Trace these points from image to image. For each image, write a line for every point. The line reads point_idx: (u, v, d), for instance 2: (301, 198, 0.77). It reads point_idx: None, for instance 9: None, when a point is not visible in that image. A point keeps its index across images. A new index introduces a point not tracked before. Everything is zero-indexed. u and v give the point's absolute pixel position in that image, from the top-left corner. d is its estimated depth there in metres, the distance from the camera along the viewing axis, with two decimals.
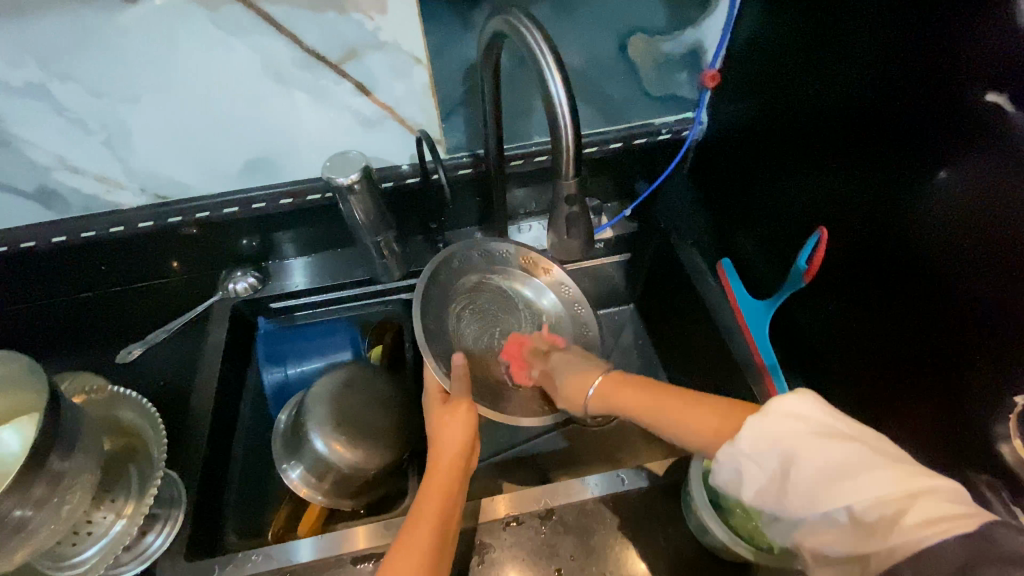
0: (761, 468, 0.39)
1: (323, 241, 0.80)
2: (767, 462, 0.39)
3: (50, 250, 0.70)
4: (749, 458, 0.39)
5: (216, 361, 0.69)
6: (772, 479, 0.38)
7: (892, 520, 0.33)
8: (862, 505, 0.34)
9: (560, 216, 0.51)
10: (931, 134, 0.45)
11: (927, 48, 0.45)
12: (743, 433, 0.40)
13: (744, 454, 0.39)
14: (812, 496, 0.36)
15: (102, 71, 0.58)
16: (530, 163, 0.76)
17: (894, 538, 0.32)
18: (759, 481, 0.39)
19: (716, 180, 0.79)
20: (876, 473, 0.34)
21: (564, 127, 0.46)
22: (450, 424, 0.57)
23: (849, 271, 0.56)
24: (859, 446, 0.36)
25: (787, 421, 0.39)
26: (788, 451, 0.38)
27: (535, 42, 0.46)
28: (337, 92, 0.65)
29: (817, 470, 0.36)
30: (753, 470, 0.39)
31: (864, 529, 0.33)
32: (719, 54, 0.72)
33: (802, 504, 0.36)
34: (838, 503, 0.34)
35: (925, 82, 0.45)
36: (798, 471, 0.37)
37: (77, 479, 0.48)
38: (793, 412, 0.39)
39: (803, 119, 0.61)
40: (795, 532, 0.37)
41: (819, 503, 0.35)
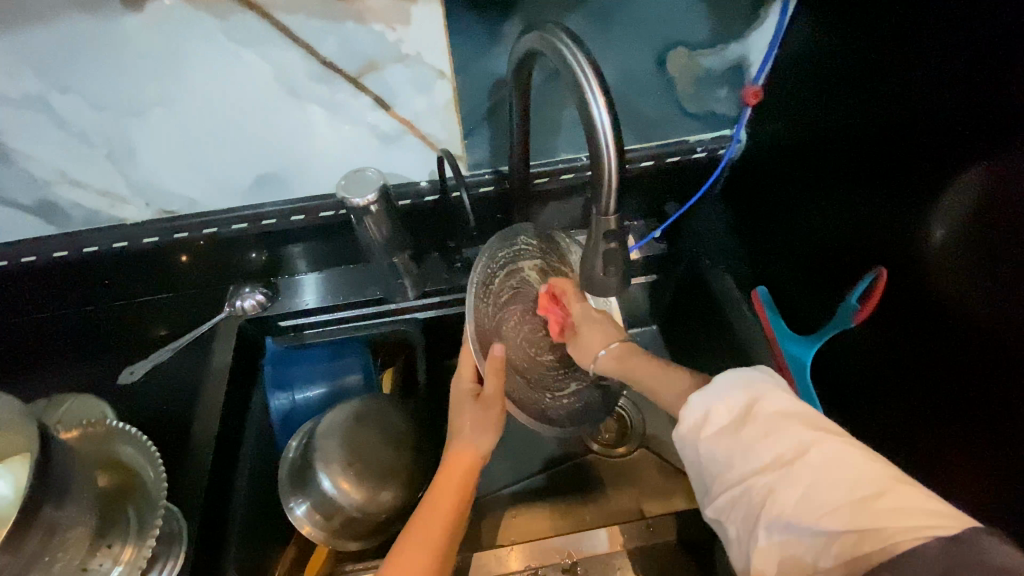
0: (726, 413, 0.40)
1: (336, 257, 0.76)
2: (733, 408, 0.40)
3: (51, 265, 0.67)
4: (717, 399, 0.41)
5: (221, 386, 0.66)
6: (732, 423, 0.39)
7: (863, 501, 0.32)
8: (820, 459, 0.34)
9: (596, 252, 0.47)
10: (961, 144, 0.43)
11: (994, 78, 0.41)
12: (721, 378, 0.42)
13: (711, 393, 0.42)
14: (770, 440, 0.37)
15: (105, 84, 0.54)
16: (557, 181, 0.72)
17: (860, 516, 0.31)
18: (721, 425, 0.40)
19: (752, 201, 0.74)
20: (846, 449, 0.35)
21: (607, 157, 0.42)
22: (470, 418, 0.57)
23: (901, 319, 0.52)
24: (830, 427, 0.37)
25: (771, 385, 0.41)
26: (755, 397, 0.40)
27: (578, 63, 0.42)
28: (354, 106, 0.60)
29: (783, 423, 0.38)
30: (720, 411, 0.40)
31: (818, 500, 0.33)
32: (762, 71, 0.67)
33: (755, 448, 0.37)
34: (800, 462, 0.35)
35: (989, 115, 0.41)
36: (763, 411, 0.39)
37: (72, 529, 0.44)
38: (765, 373, 0.42)
39: (847, 143, 0.56)
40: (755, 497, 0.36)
41: (775, 451, 0.36)
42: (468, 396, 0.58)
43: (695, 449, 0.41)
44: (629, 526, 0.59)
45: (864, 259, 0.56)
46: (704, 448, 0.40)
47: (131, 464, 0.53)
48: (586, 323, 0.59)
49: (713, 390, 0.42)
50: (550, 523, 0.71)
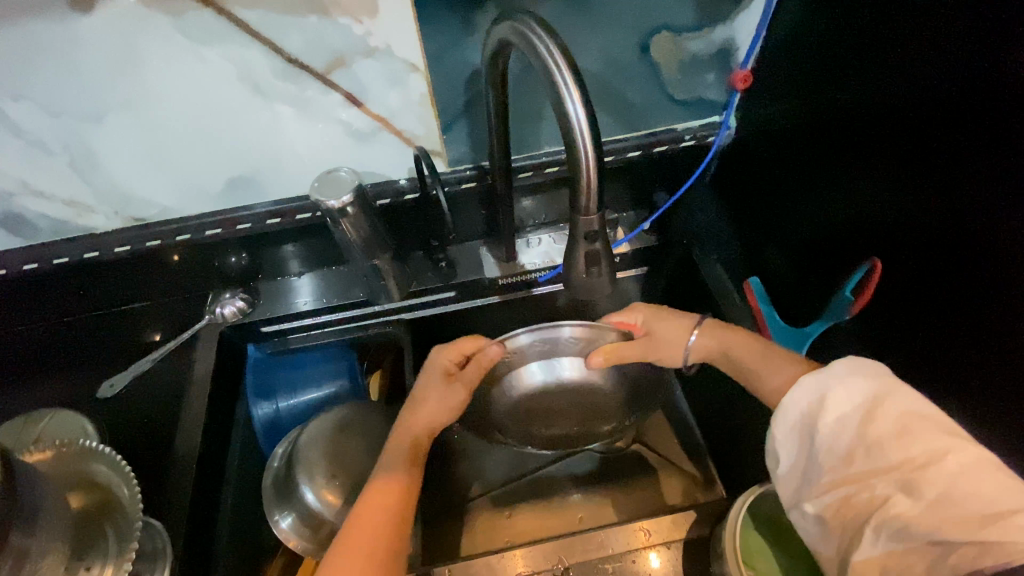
0: (849, 404, 0.44)
1: (317, 259, 0.73)
2: (857, 400, 0.43)
3: (20, 277, 0.65)
4: (840, 389, 0.44)
5: (204, 395, 0.65)
6: (855, 417, 0.43)
7: (1001, 515, 0.34)
8: (953, 464, 0.37)
9: (578, 252, 0.45)
10: (967, 129, 0.41)
11: (994, 57, 0.39)
12: (841, 364, 0.46)
13: (840, 379, 0.45)
14: (904, 438, 0.39)
15: (58, 90, 0.51)
16: (541, 175, 0.69)
17: (994, 531, 0.33)
18: (845, 413, 0.43)
19: (742, 187, 0.72)
20: (980, 460, 0.37)
21: (584, 153, 0.40)
22: (438, 392, 0.60)
23: (901, 311, 0.50)
24: (963, 432, 0.39)
25: (907, 387, 0.43)
26: (880, 394, 0.43)
27: (553, 58, 0.40)
28: (324, 104, 0.58)
29: (909, 414, 0.41)
30: (843, 402, 0.44)
31: (950, 512, 0.36)
32: (751, 54, 0.65)
33: (881, 447, 0.40)
34: (928, 467, 0.38)
35: (993, 98, 0.39)
36: (891, 406, 0.41)
37: (44, 554, 0.43)
38: (883, 367, 0.45)
39: (840, 126, 0.54)
40: (876, 499, 0.39)
41: (904, 454, 0.39)
42: (443, 371, 0.61)
43: (812, 444, 0.44)
44: (623, 530, 0.59)
45: (859, 249, 0.54)
46: (821, 436, 0.44)
47: (107, 482, 0.51)
48: (656, 321, 0.62)
49: (834, 380, 0.45)
50: (543, 522, 0.70)
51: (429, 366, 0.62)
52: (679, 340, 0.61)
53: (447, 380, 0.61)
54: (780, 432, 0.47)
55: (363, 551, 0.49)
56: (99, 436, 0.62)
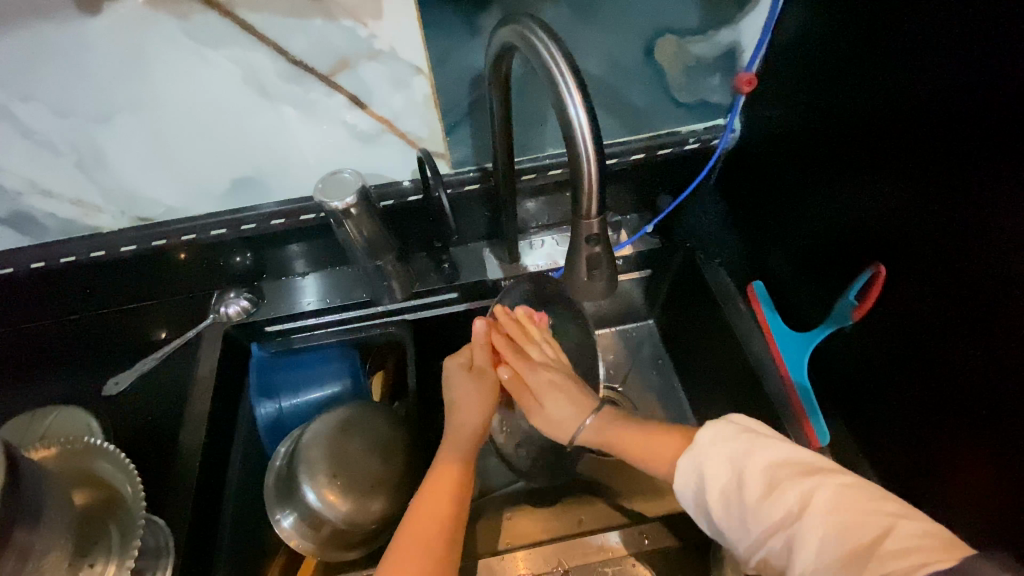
0: (724, 470, 0.43)
1: (321, 259, 0.74)
2: (728, 468, 0.43)
3: (28, 275, 0.65)
4: (712, 458, 0.44)
5: (207, 394, 0.65)
6: (732, 483, 0.42)
7: (870, 548, 0.35)
8: (821, 507, 0.37)
9: (579, 256, 0.45)
10: (972, 135, 0.41)
11: (1002, 63, 0.38)
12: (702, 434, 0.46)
13: (707, 444, 0.45)
14: (774, 495, 0.40)
15: (67, 91, 0.52)
16: (544, 177, 0.69)
17: (873, 564, 0.34)
18: (722, 483, 0.43)
19: (747, 191, 0.72)
20: (839, 491, 0.38)
21: (586, 157, 0.40)
22: (468, 390, 0.64)
23: (904, 317, 0.49)
24: (822, 468, 0.41)
25: (767, 440, 0.44)
26: (743, 455, 0.43)
27: (554, 61, 0.40)
28: (329, 106, 0.58)
29: (774, 468, 0.41)
30: (717, 473, 0.43)
31: (831, 555, 0.36)
32: (756, 58, 0.64)
33: (761, 509, 0.40)
34: (806, 512, 0.38)
35: (1000, 104, 0.39)
36: (755, 462, 0.42)
37: (48, 551, 0.43)
38: (742, 424, 0.46)
39: (844, 131, 0.54)
40: (784, 557, 0.38)
41: (785, 505, 0.39)
42: (460, 369, 0.65)
43: (709, 517, 0.43)
44: (624, 534, 0.59)
45: (863, 253, 0.53)
46: (712, 511, 0.43)
47: (111, 479, 0.51)
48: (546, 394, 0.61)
49: (706, 447, 0.45)
50: (546, 524, 0.69)
51: (456, 358, 0.66)
52: (576, 420, 0.59)
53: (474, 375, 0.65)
54: (688, 510, 0.46)
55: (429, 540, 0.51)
56: (105, 433, 0.63)
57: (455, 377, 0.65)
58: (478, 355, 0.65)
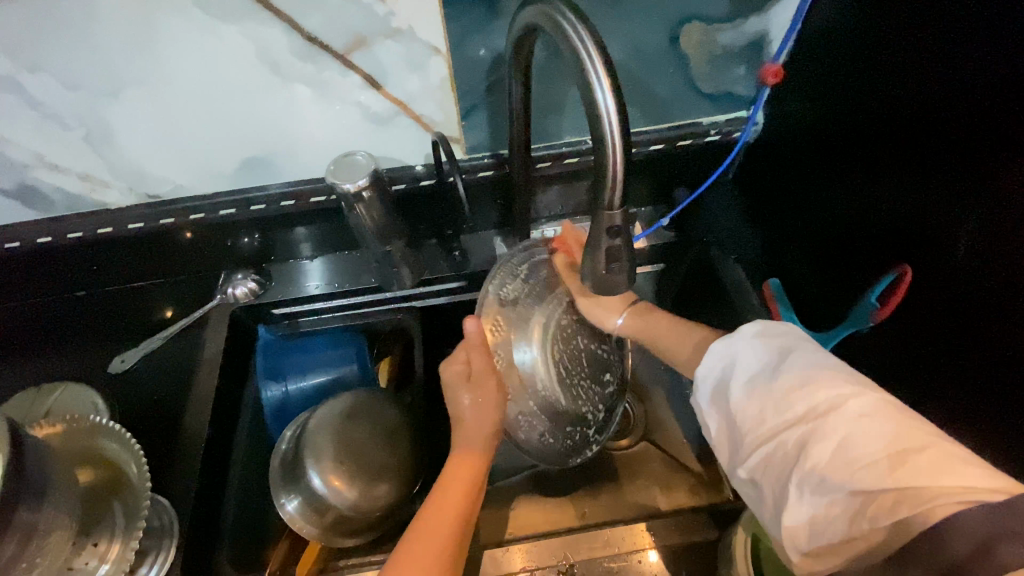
0: (757, 363, 0.41)
1: (329, 243, 0.72)
2: (763, 361, 0.40)
3: (35, 250, 0.65)
4: (747, 351, 0.42)
5: (214, 376, 0.65)
6: (762, 376, 0.40)
7: (898, 456, 0.31)
8: (854, 412, 0.34)
9: (599, 248, 0.43)
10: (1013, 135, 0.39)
11: None
12: (748, 327, 0.44)
13: (746, 340, 0.43)
14: (805, 389, 0.36)
15: (76, 63, 0.51)
16: (560, 165, 0.67)
17: (897, 475, 0.31)
18: (751, 374, 0.40)
19: (765, 186, 0.71)
20: (883, 404, 0.34)
21: (613, 146, 0.39)
22: (471, 399, 0.58)
23: (924, 320, 0.48)
24: (868, 381, 0.36)
25: (816, 348, 0.40)
26: (785, 353, 0.40)
27: (583, 44, 0.38)
28: (343, 86, 0.57)
29: (813, 369, 0.37)
30: (747, 364, 0.41)
31: (854, 458, 0.32)
32: (784, 48, 0.62)
33: (787, 397, 0.37)
34: (831, 414, 0.34)
35: None
36: (796, 359, 0.39)
37: (53, 529, 0.43)
38: (792, 329, 0.43)
39: (874, 127, 0.52)
40: (789, 451, 0.36)
41: (809, 403, 0.36)
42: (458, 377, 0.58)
43: (726, 403, 0.41)
44: (630, 529, 0.59)
45: (888, 255, 0.52)
46: (731, 398, 0.41)
47: (115, 458, 0.51)
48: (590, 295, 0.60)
49: (743, 341, 0.43)
50: (547, 516, 0.69)
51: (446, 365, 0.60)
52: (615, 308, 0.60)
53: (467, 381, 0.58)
54: (701, 400, 0.44)
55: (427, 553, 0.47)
56: (110, 411, 0.63)
57: (455, 388, 0.58)
58: (477, 360, 0.57)
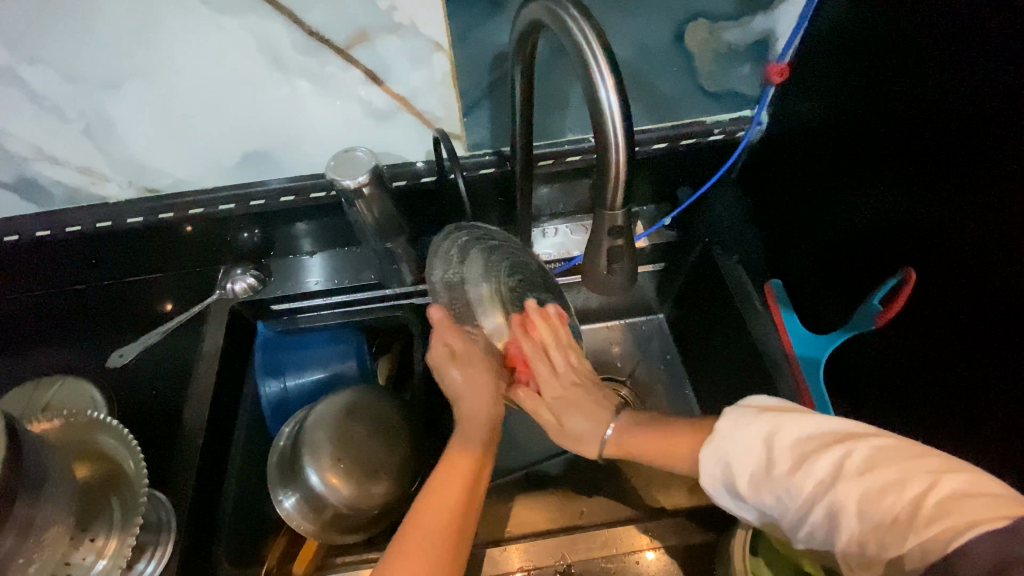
0: (750, 453, 0.39)
1: (329, 239, 0.72)
2: (755, 448, 0.39)
3: (34, 243, 0.64)
4: (733, 449, 0.40)
5: (212, 372, 0.64)
6: (760, 466, 0.39)
7: (915, 504, 0.32)
8: (857, 469, 0.34)
9: (600, 248, 0.43)
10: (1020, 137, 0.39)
11: None
12: (721, 420, 0.42)
13: (732, 430, 0.41)
14: (804, 468, 0.36)
15: (75, 55, 0.50)
16: (562, 164, 0.67)
17: (922, 527, 0.31)
18: (749, 466, 0.39)
19: (770, 187, 0.70)
20: (878, 451, 0.35)
21: (616, 145, 0.38)
22: (462, 373, 0.55)
23: (927, 324, 0.48)
24: (854, 429, 0.37)
25: (796, 416, 0.39)
26: (771, 435, 0.39)
27: (587, 41, 0.38)
28: (345, 81, 0.56)
29: (804, 441, 0.38)
30: (741, 458, 0.39)
31: (879, 518, 0.33)
32: (790, 47, 0.62)
33: (793, 485, 0.36)
34: (842, 484, 0.34)
35: None
36: (782, 437, 0.38)
37: (50, 524, 0.43)
38: (761, 407, 0.42)
39: (879, 127, 0.51)
40: (825, 531, 0.35)
41: (816, 480, 0.35)
42: (444, 358, 0.54)
43: (739, 498, 0.40)
44: (628, 530, 0.59)
45: (892, 259, 0.51)
46: (742, 493, 0.40)
47: (113, 454, 0.51)
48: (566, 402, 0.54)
49: (727, 434, 0.41)
50: (545, 516, 0.69)
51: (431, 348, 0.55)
52: (594, 433, 0.53)
53: (451, 359, 0.54)
54: (718, 501, 0.42)
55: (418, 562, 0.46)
56: (108, 406, 0.63)
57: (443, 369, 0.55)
58: (460, 342, 0.54)
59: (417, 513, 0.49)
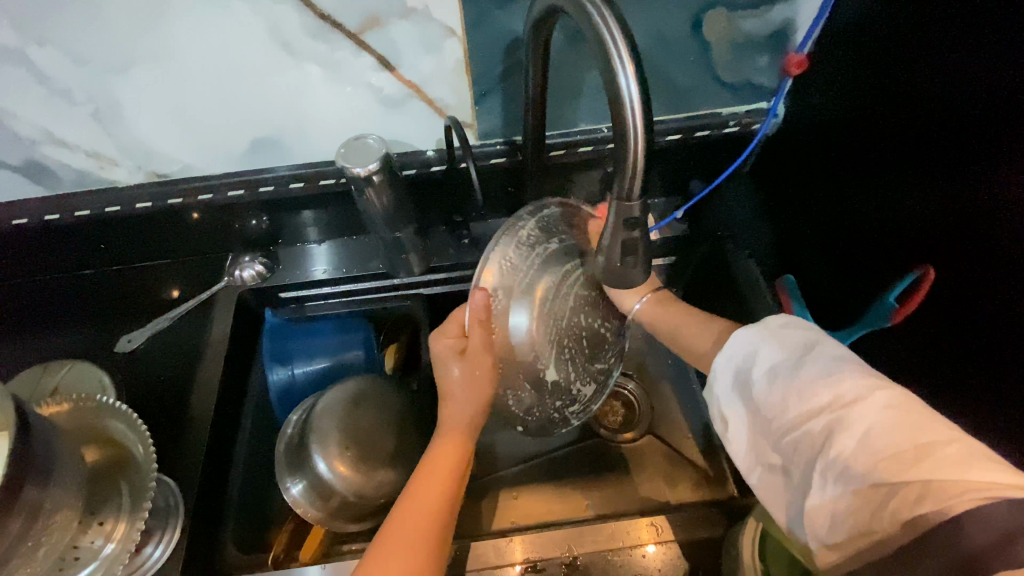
0: (783, 352, 0.40)
1: (337, 227, 0.72)
2: (793, 348, 0.40)
3: (43, 227, 0.64)
4: (771, 342, 0.41)
5: (220, 359, 0.64)
6: (789, 362, 0.39)
7: (926, 449, 0.30)
8: (884, 403, 0.33)
9: (614, 240, 0.42)
10: None
11: None
12: (775, 317, 0.44)
13: (775, 328, 0.42)
14: (831, 378, 0.36)
15: (85, 36, 0.50)
16: (573, 154, 0.66)
17: (924, 468, 0.30)
18: (776, 361, 0.39)
19: (784, 181, 0.69)
20: (906, 399, 0.33)
21: (633, 134, 0.37)
22: (463, 371, 0.53)
23: (943, 323, 0.47)
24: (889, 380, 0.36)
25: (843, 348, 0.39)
26: (813, 344, 0.39)
27: (606, 26, 0.37)
28: (355, 67, 0.55)
29: (842, 359, 0.37)
30: (773, 351, 0.40)
31: (881, 450, 0.32)
32: (810, 37, 0.60)
33: (811, 386, 0.36)
34: (860, 401, 0.34)
35: None
36: (826, 347, 0.38)
37: (58, 508, 0.43)
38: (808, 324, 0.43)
39: (899, 119, 0.50)
40: (815, 443, 0.35)
41: (833, 392, 0.35)
42: (450, 351, 0.54)
43: (746, 391, 0.41)
44: (633, 524, 0.58)
45: (908, 256, 0.50)
46: (753, 383, 0.40)
47: (122, 439, 0.51)
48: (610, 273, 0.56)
49: (767, 331, 0.42)
50: (550, 507, 0.69)
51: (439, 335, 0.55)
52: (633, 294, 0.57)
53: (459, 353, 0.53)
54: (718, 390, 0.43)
55: (403, 556, 0.46)
56: (116, 391, 0.63)
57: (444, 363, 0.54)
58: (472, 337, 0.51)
59: (403, 506, 0.50)
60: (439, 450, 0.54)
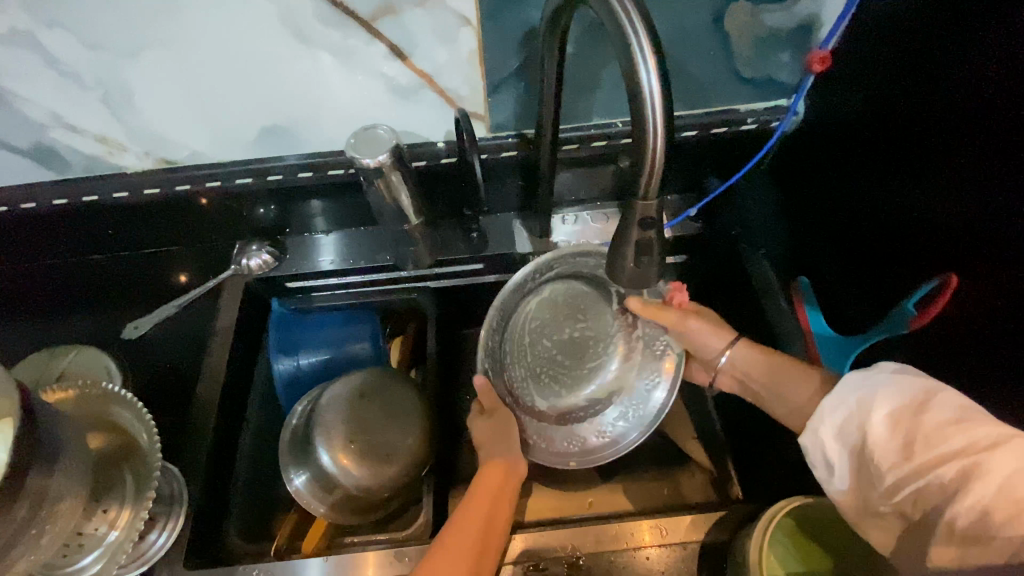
0: (898, 397, 0.40)
1: (345, 218, 0.71)
2: (906, 393, 0.40)
3: (52, 211, 0.64)
4: (883, 387, 0.41)
5: (226, 348, 0.64)
6: (909, 408, 0.39)
7: None
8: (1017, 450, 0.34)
9: (628, 241, 0.41)
10: None
11: None
12: (886, 363, 0.43)
13: (886, 373, 0.42)
14: (962, 426, 0.36)
15: (95, 19, 0.49)
16: (587, 149, 0.65)
17: None
18: (894, 409, 0.40)
19: (801, 182, 0.67)
20: None
21: (652, 131, 0.37)
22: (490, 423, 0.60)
23: (965, 333, 0.45)
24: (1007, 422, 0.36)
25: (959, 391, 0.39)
26: (930, 389, 0.39)
27: (628, 18, 0.36)
28: (367, 55, 0.54)
29: (965, 407, 0.37)
30: (888, 395, 0.40)
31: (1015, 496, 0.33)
32: (835, 33, 0.58)
33: (941, 434, 0.37)
34: (997, 448, 0.34)
35: None
36: (943, 395, 0.38)
37: (64, 495, 0.43)
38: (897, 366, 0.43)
39: (923, 123, 0.49)
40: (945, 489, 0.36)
41: (968, 438, 0.36)
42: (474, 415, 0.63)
43: (861, 439, 0.41)
44: (636, 525, 0.58)
45: (926, 263, 0.49)
46: (871, 430, 0.40)
47: (128, 427, 0.51)
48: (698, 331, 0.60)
49: (878, 376, 0.42)
50: (554, 506, 0.68)
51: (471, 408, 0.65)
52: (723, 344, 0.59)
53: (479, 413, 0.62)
54: (824, 436, 0.44)
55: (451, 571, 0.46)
56: (123, 377, 0.63)
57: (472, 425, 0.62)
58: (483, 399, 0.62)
59: (454, 524, 0.51)
60: (486, 475, 0.56)
